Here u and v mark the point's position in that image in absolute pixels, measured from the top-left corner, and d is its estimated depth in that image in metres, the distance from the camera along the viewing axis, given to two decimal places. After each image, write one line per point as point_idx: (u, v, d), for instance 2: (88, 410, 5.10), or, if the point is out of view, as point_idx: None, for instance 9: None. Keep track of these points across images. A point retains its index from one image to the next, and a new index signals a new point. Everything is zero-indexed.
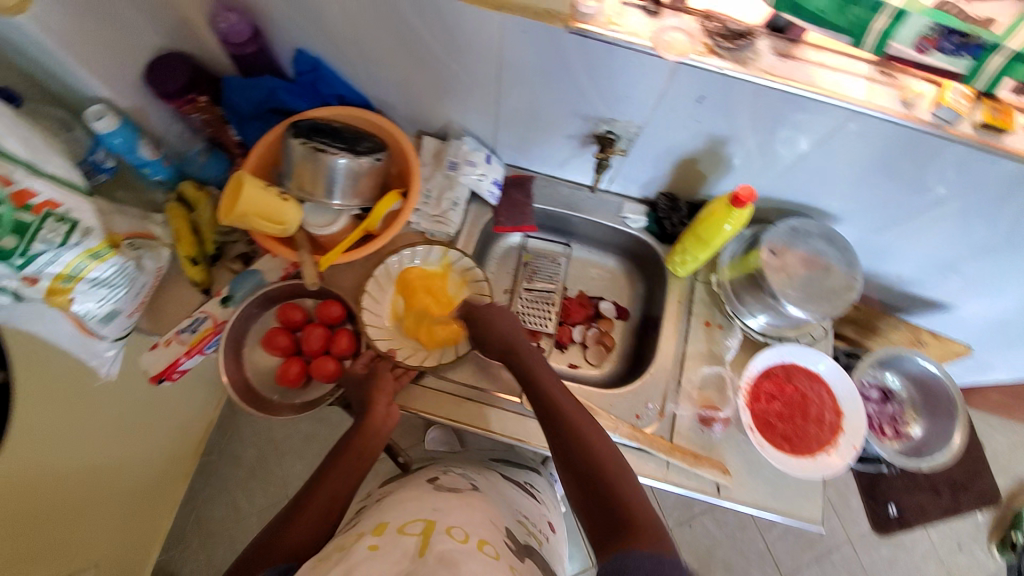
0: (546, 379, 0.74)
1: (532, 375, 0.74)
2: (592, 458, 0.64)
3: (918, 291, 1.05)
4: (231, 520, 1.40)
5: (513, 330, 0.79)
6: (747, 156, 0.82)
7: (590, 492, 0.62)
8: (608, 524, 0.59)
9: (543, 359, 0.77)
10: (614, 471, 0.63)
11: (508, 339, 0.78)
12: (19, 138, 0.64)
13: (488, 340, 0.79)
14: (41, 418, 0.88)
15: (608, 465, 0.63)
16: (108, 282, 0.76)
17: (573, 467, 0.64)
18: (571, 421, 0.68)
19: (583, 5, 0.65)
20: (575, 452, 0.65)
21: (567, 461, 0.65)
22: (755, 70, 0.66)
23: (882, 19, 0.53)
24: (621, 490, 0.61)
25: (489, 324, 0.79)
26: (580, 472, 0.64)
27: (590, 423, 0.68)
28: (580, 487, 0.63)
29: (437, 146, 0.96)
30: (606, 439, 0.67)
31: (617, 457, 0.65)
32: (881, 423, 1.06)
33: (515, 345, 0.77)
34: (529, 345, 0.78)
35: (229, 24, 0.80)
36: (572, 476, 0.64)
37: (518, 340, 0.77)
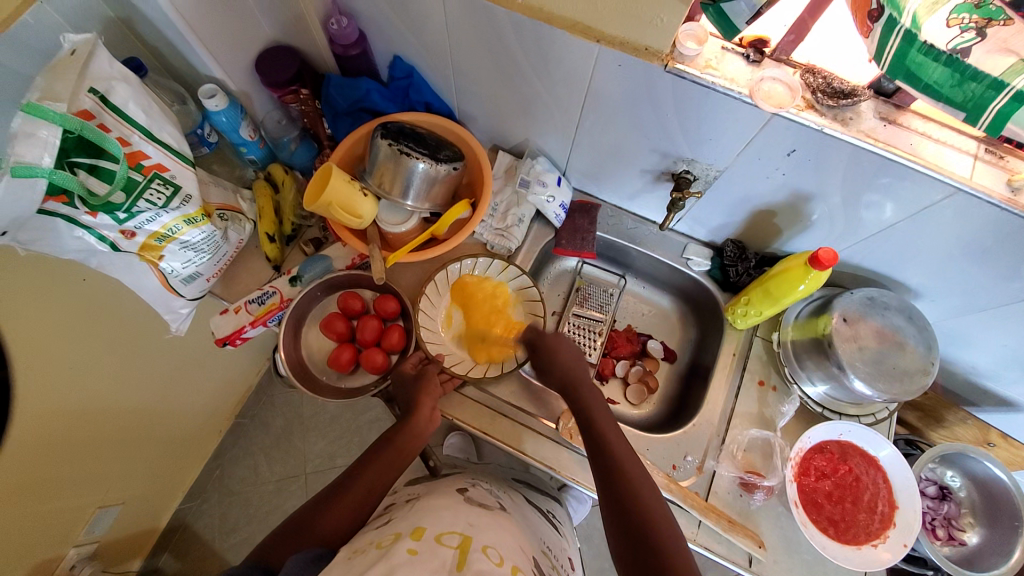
0: (602, 418, 0.72)
1: (588, 407, 0.74)
2: (635, 498, 0.64)
3: (999, 388, 0.96)
4: (248, 481, 1.45)
5: (575, 364, 0.78)
6: (829, 216, 0.79)
7: (630, 534, 0.62)
8: None
9: (600, 397, 0.76)
10: (658, 515, 0.63)
11: (568, 373, 0.77)
12: (140, 106, 0.69)
13: (549, 370, 0.78)
14: (112, 358, 0.96)
15: (652, 507, 0.63)
16: (195, 246, 0.82)
17: (615, 504, 0.64)
18: (623, 467, 0.67)
19: (683, 46, 0.64)
20: (620, 488, 0.65)
21: (616, 506, 0.64)
22: (855, 131, 0.64)
23: (1001, 99, 0.50)
24: (663, 535, 0.61)
25: (553, 355, 0.78)
26: (621, 510, 0.64)
27: (637, 464, 0.68)
28: (620, 527, 0.63)
29: (510, 163, 0.98)
30: (651, 482, 0.67)
31: (665, 506, 0.64)
32: (933, 523, 0.98)
33: (575, 381, 0.76)
34: (589, 382, 0.77)
35: (339, 27, 0.84)
36: (618, 523, 0.63)
37: (580, 376, 0.77)
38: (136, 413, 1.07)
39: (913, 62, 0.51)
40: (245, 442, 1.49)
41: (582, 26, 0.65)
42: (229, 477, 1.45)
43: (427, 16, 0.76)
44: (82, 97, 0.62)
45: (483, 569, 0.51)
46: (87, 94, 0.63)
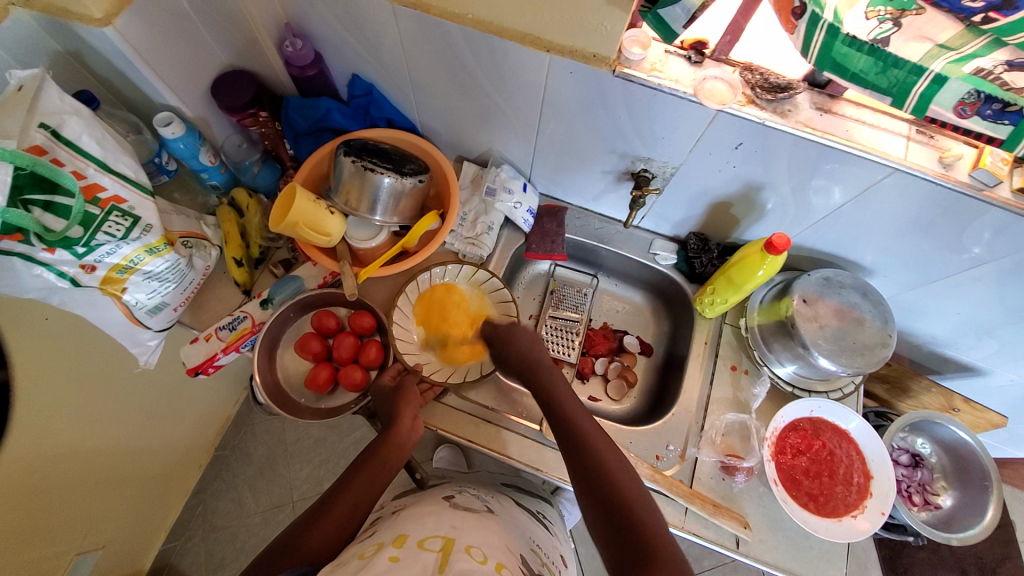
0: (566, 399, 0.73)
1: (549, 389, 0.74)
2: (612, 485, 0.63)
3: (955, 355, 1.01)
4: (234, 516, 1.41)
5: (534, 345, 0.79)
6: (781, 204, 0.83)
7: (614, 522, 0.61)
8: (630, 551, 0.58)
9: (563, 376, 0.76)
10: (635, 499, 0.62)
11: (528, 356, 0.78)
12: (94, 137, 0.68)
13: (508, 356, 0.79)
14: (81, 398, 0.93)
15: (630, 490, 0.63)
16: (159, 276, 0.80)
17: (594, 494, 0.64)
18: (592, 448, 0.67)
19: (629, 51, 0.67)
20: (596, 477, 0.65)
21: (589, 488, 0.65)
22: (793, 121, 0.68)
23: (923, 82, 0.54)
24: (642, 516, 0.61)
25: (511, 340, 0.80)
26: (599, 498, 0.63)
27: (610, 446, 0.67)
28: (602, 513, 0.63)
29: (476, 172, 1.00)
30: (627, 466, 0.66)
31: (639, 485, 0.64)
32: (910, 490, 1.02)
33: (534, 363, 0.77)
34: (549, 363, 0.78)
35: (294, 49, 0.85)
36: (594, 502, 0.64)
37: (536, 356, 0.77)
38: (110, 454, 1.04)
39: (839, 54, 0.55)
40: (227, 475, 1.45)
41: (532, 37, 0.68)
42: (213, 512, 1.41)
43: (380, 33, 0.78)
44: (33, 133, 0.62)
45: (466, 567, 0.52)
46: (38, 129, 0.62)
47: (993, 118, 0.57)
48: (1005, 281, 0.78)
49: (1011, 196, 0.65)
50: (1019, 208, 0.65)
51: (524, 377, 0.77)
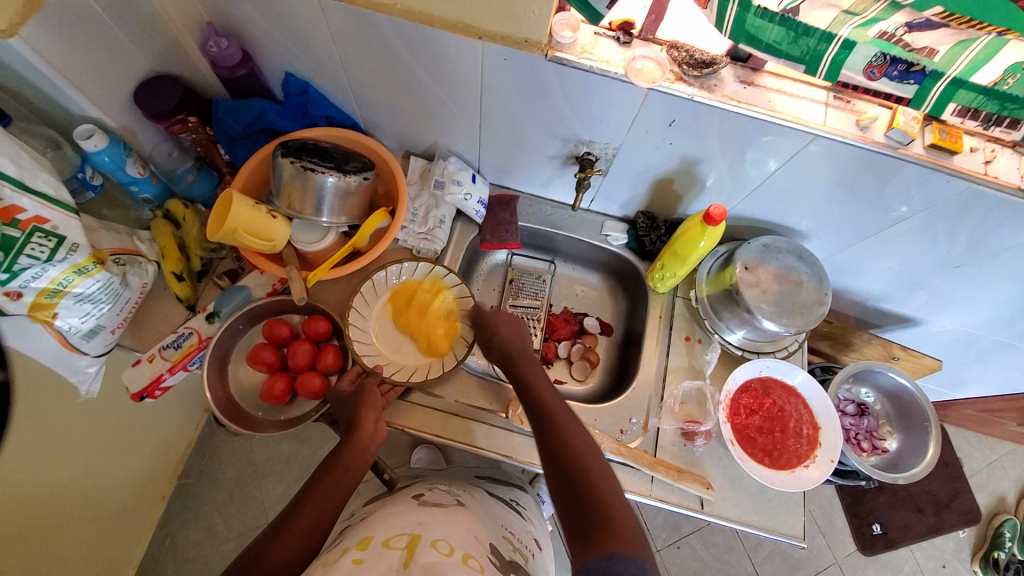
0: (540, 383, 0.73)
1: (525, 375, 0.75)
2: (579, 463, 0.64)
3: (890, 308, 1.08)
4: (206, 542, 1.36)
5: (513, 335, 0.80)
6: (719, 177, 0.86)
7: (571, 496, 0.62)
8: (585, 526, 0.59)
9: (538, 363, 0.77)
10: (599, 478, 0.63)
11: (507, 345, 0.78)
12: (9, 156, 0.63)
13: (488, 345, 0.80)
14: (21, 435, 0.86)
15: (592, 467, 0.64)
16: (92, 297, 0.75)
17: (560, 472, 0.64)
18: (561, 428, 0.67)
19: (559, 35, 0.68)
20: (562, 455, 0.65)
21: (554, 466, 0.65)
22: (720, 96, 0.71)
23: (833, 49, 0.57)
24: (603, 493, 0.62)
25: (495, 330, 0.80)
26: (564, 478, 0.64)
27: (576, 425, 0.68)
28: (565, 491, 0.63)
29: (424, 166, 0.99)
30: (594, 447, 0.67)
31: (603, 464, 0.65)
32: (858, 437, 1.10)
33: (512, 352, 0.77)
34: (525, 351, 0.78)
35: (219, 49, 0.81)
36: (556, 479, 0.65)
37: (515, 348, 0.78)
38: (65, 488, 0.98)
39: (752, 25, 0.57)
40: (194, 500, 1.39)
41: (462, 24, 0.68)
42: (183, 541, 1.35)
43: (308, 27, 0.75)
44: None
45: (430, 560, 0.54)
46: None
47: (900, 78, 0.60)
48: (928, 233, 0.84)
49: (924, 152, 0.70)
50: (932, 162, 0.70)
51: (505, 364, 0.77)
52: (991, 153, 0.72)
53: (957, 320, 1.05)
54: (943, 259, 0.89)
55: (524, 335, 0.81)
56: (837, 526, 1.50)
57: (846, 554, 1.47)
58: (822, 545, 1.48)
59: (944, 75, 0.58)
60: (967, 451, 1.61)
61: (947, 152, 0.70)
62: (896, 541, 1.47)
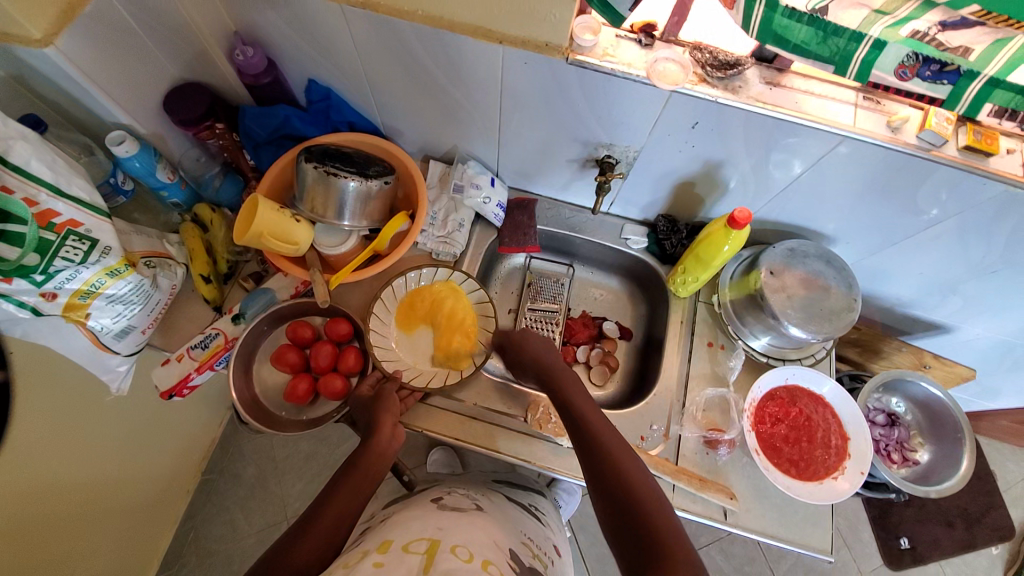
0: (579, 401, 0.74)
1: (562, 390, 0.76)
2: (625, 481, 0.63)
3: (920, 314, 1.05)
4: (228, 539, 1.38)
5: (549, 352, 0.82)
6: (743, 179, 0.85)
7: (622, 515, 0.61)
8: (639, 549, 0.58)
9: (577, 379, 0.78)
10: (647, 496, 0.62)
11: (542, 365, 0.80)
12: (44, 161, 0.65)
13: (524, 363, 0.82)
14: (52, 431, 0.88)
15: (639, 485, 0.63)
16: (124, 299, 0.77)
17: (607, 491, 0.64)
18: (603, 445, 0.67)
19: (580, 38, 0.68)
20: (609, 473, 0.65)
21: (600, 485, 0.65)
22: (745, 97, 0.69)
23: (864, 48, 0.55)
24: (652, 512, 0.61)
25: (524, 347, 0.83)
26: (611, 496, 0.63)
27: (619, 440, 0.68)
28: (613, 510, 0.63)
29: (443, 170, 0.99)
30: (639, 464, 0.66)
31: (649, 481, 0.64)
32: (889, 449, 1.06)
33: (549, 369, 0.79)
34: (563, 369, 0.79)
35: (246, 57, 0.83)
36: (603, 496, 0.64)
37: (552, 365, 0.79)
38: (94, 487, 1.01)
39: (779, 26, 0.56)
40: (217, 498, 1.42)
41: (484, 29, 0.69)
42: (206, 538, 1.38)
43: (332, 34, 0.76)
44: None
45: (450, 566, 0.54)
46: None
47: (933, 78, 0.58)
48: (963, 237, 0.80)
49: (957, 154, 0.68)
50: (966, 164, 0.68)
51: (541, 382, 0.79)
52: None
53: (992, 327, 1.01)
54: (977, 264, 0.85)
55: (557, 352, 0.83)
56: (863, 540, 1.45)
57: (872, 569, 1.42)
58: (847, 559, 1.43)
59: (979, 75, 0.55)
60: (1002, 462, 1.55)
61: (980, 153, 0.68)
62: (926, 556, 1.41)
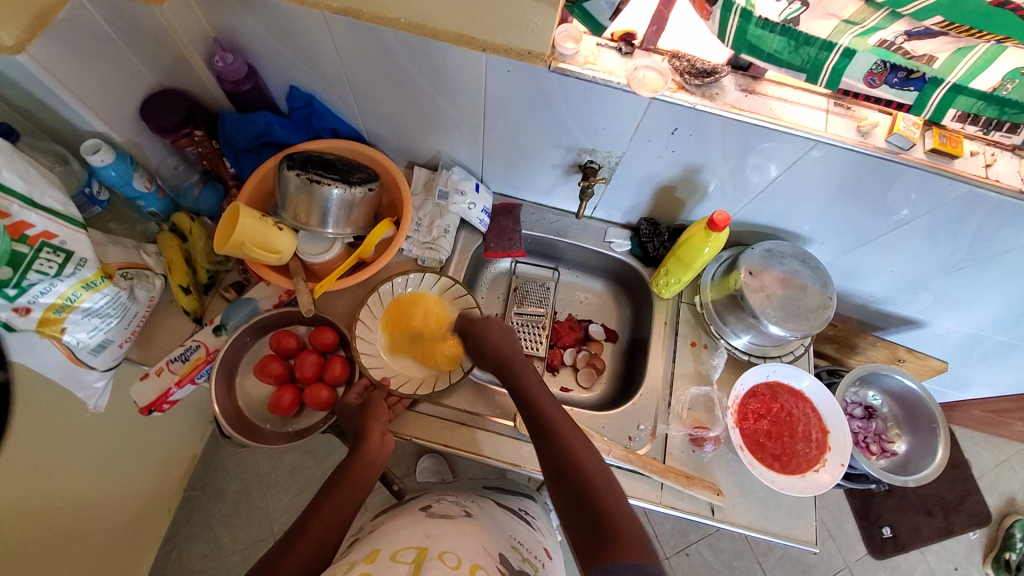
0: (540, 394, 0.73)
1: (523, 384, 0.74)
2: (584, 479, 0.63)
3: (893, 310, 1.09)
4: (212, 555, 1.35)
5: (508, 342, 0.78)
6: (722, 182, 0.87)
7: (578, 506, 0.62)
8: (592, 536, 0.59)
9: (536, 373, 0.76)
10: (603, 488, 0.63)
11: (500, 354, 0.77)
12: (17, 172, 0.63)
13: (482, 354, 0.78)
14: (30, 449, 0.85)
15: (595, 477, 0.63)
16: (100, 312, 0.75)
17: (565, 488, 0.64)
18: (563, 440, 0.67)
19: (561, 47, 0.69)
20: (569, 471, 0.64)
21: (558, 479, 0.65)
22: (722, 104, 0.71)
23: (834, 57, 0.58)
24: (608, 503, 0.61)
25: (484, 336, 0.79)
26: (569, 489, 0.63)
27: (575, 433, 0.68)
28: (568, 502, 0.63)
29: (427, 176, 0.99)
30: (593, 452, 0.67)
31: (606, 473, 0.65)
32: (867, 441, 1.09)
33: (507, 360, 0.76)
34: (523, 360, 0.77)
35: (225, 64, 0.82)
36: (560, 488, 0.64)
37: (510, 356, 0.76)
38: (71, 509, 0.98)
39: (753, 36, 0.57)
40: (199, 514, 1.38)
41: (466, 37, 0.69)
42: (188, 554, 1.34)
43: (313, 40, 0.76)
44: None
45: (438, 574, 0.54)
46: None
47: (900, 86, 0.61)
48: (933, 235, 0.84)
49: (924, 156, 0.71)
50: (932, 166, 0.71)
51: (500, 374, 0.76)
52: (991, 156, 0.72)
53: (961, 321, 1.05)
54: (944, 261, 0.89)
55: (517, 341, 0.80)
56: (846, 530, 1.50)
57: (855, 558, 1.46)
58: (831, 550, 1.47)
59: (943, 81, 0.58)
60: (974, 451, 1.61)
61: (947, 156, 0.71)
62: (906, 544, 1.45)
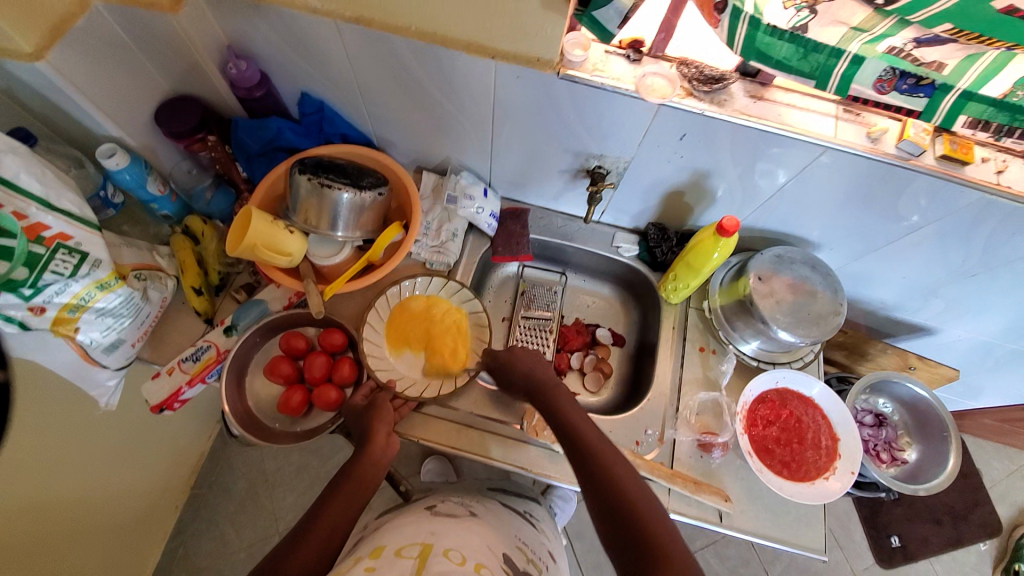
0: (573, 411, 0.74)
1: (555, 402, 0.75)
2: (623, 496, 0.63)
3: (904, 317, 1.08)
4: (218, 555, 1.35)
5: (538, 365, 0.80)
6: (730, 188, 0.87)
7: (619, 526, 0.62)
8: (638, 556, 0.59)
9: (569, 392, 0.78)
10: (642, 503, 0.63)
11: (531, 377, 0.79)
12: (34, 175, 0.65)
13: (513, 380, 0.80)
14: (43, 446, 0.87)
15: (636, 496, 0.63)
16: (114, 312, 0.77)
17: (605, 506, 0.64)
18: (600, 458, 0.67)
19: (570, 54, 0.70)
20: (607, 487, 0.65)
21: (597, 497, 0.65)
22: (730, 110, 0.72)
23: (843, 64, 0.57)
24: (651, 525, 0.61)
25: (512, 362, 0.81)
26: (608, 507, 0.63)
27: (613, 451, 0.69)
28: (608, 521, 0.63)
29: (436, 181, 1.00)
30: (630, 470, 0.67)
31: (647, 493, 0.64)
32: (877, 448, 1.07)
33: (539, 384, 0.78)
34: (555, 380, 0.79)
35: (239, 71, 0.83)
36: (599, 507, 0.65)
37: (544, 378, 0.78)
38: (81, 505, 0.99)
39: (762, 43, 0.58)
40: (206, 513, 1.39)
41: (477, 45, 0.70)
42: (195, 554, 1.35)
43: (325, 47, 0.77)
44: None
45: (443, 569, 0.55)
46: None
47: (909, 92, 0.61)
48: (943, 242, 0.83)
49: (935, 163, 0.71)
50: (943, 172, 0.71)
51: (532, 397, 0.78)
52: (1003, 163, 0.72)
53: (973, 329, 1.04)
54: (955, 268, 0.88)
55: (546, 364, 0.82)
56: (856, 540, 1.47)
57: (864, 568, 1.44)
58: (840, 559, 1.45)
59: (952, 88, 0.58)
60: (987, 460, 1.58)
61: (958, 162, 0.71)
62: (916, 555, 1.43)
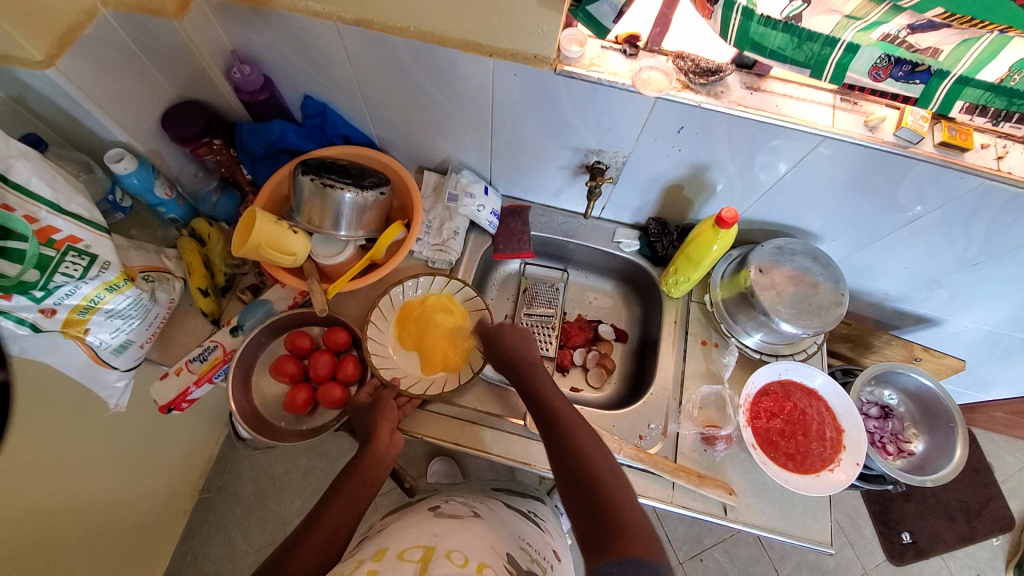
0: (549, 388, 0.74)
1: (534, 379, 0.75)
2: (591, 479, 0.63)
3: (909, 308, 1.07)
4: (227, 558, 1.36)
5: (523, 343, 0.79)
6: (729, 181, 0.87)
7: (583, 500, 0.62)
8: (597, 530, 0.59)
9: (548, 373, 0.77)
10: (612, 488, 0.62)
11: (514, 354, 0.78)
12: (44, 180, 0.66)
13: (497, 356, 0.80)
14: (55, 447, 0.88)
15: (602, 473, 0.64)
16: (122, 313, 0.78)
17: (571, 481, 0.64)
18: (572, 434, 0.68)
19: (566, 50, 0.70)
20: (579, 473, 0.64)
21: (564, 472, 0.66)
22: (727, 102, 0.72)
23: (838, 52, 0.58)
24: (615, 500, 0.61)
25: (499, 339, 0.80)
26: (574, 482, 0.64)
27: (584, 428, 0.69)
28: (574, 495, 0.64)
29: (437, 180, 1.01)
30: (600, 445, 0.68)
31: (616, 471, 0.65)
32: (883, 440, 1.08)
33: (520, 361, 0.77)
34: (535, 359, 0.78)
35: (243, 75, 0.85)
36: (566, 481, 0.65)
37: (523, 356, 0.78)
38: (91, 508, 1.00)
39: (756, 33, 0.58)
40: (216, 516, 1.41)
41: (473, 43, 0.71)
42: (204, 556, 1.36)
43: (325, 49, 0.78)
44: None
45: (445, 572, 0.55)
46: None
47: (905, 79, 0.60)
48: (947, 230, 0.83)
49: (934, 150, 0.71)
50: (943, 159, 0.71)
51: (512, 374, 0.78)
52: (1003, 149, 0.72)
53: (979, 319, 1.04)
54: (958, 257, 0.88)
55: (533, 342, 0.81)
56: (866, 536, 1.45)
57: (875, 564, 1.42)
58: (850, 555, 1.43)
59: (949, 74, 0.57)
60: (998, 455, 1.57)
61: (957, 149, 0.71)
62: (927, 550, 1.42)
